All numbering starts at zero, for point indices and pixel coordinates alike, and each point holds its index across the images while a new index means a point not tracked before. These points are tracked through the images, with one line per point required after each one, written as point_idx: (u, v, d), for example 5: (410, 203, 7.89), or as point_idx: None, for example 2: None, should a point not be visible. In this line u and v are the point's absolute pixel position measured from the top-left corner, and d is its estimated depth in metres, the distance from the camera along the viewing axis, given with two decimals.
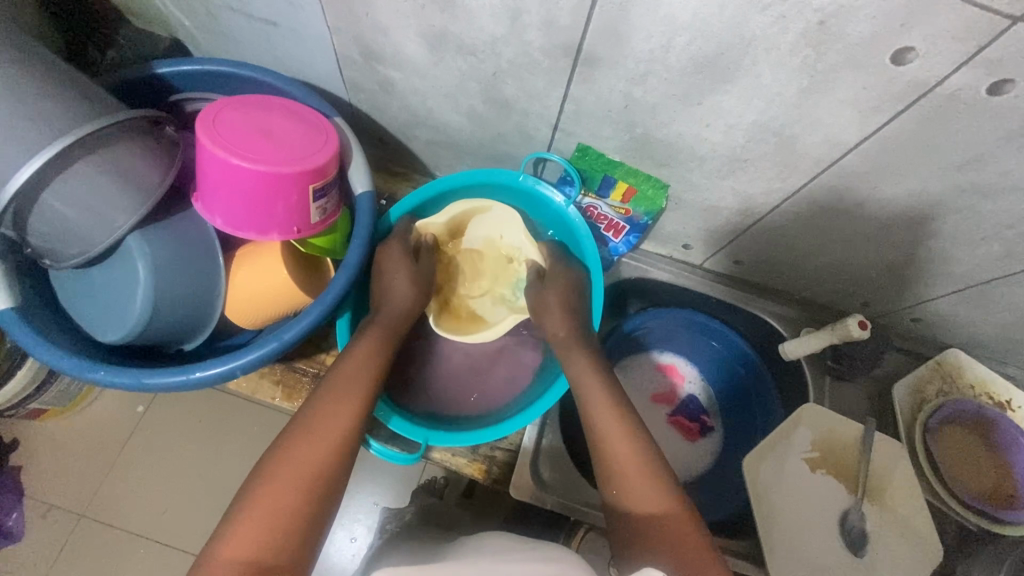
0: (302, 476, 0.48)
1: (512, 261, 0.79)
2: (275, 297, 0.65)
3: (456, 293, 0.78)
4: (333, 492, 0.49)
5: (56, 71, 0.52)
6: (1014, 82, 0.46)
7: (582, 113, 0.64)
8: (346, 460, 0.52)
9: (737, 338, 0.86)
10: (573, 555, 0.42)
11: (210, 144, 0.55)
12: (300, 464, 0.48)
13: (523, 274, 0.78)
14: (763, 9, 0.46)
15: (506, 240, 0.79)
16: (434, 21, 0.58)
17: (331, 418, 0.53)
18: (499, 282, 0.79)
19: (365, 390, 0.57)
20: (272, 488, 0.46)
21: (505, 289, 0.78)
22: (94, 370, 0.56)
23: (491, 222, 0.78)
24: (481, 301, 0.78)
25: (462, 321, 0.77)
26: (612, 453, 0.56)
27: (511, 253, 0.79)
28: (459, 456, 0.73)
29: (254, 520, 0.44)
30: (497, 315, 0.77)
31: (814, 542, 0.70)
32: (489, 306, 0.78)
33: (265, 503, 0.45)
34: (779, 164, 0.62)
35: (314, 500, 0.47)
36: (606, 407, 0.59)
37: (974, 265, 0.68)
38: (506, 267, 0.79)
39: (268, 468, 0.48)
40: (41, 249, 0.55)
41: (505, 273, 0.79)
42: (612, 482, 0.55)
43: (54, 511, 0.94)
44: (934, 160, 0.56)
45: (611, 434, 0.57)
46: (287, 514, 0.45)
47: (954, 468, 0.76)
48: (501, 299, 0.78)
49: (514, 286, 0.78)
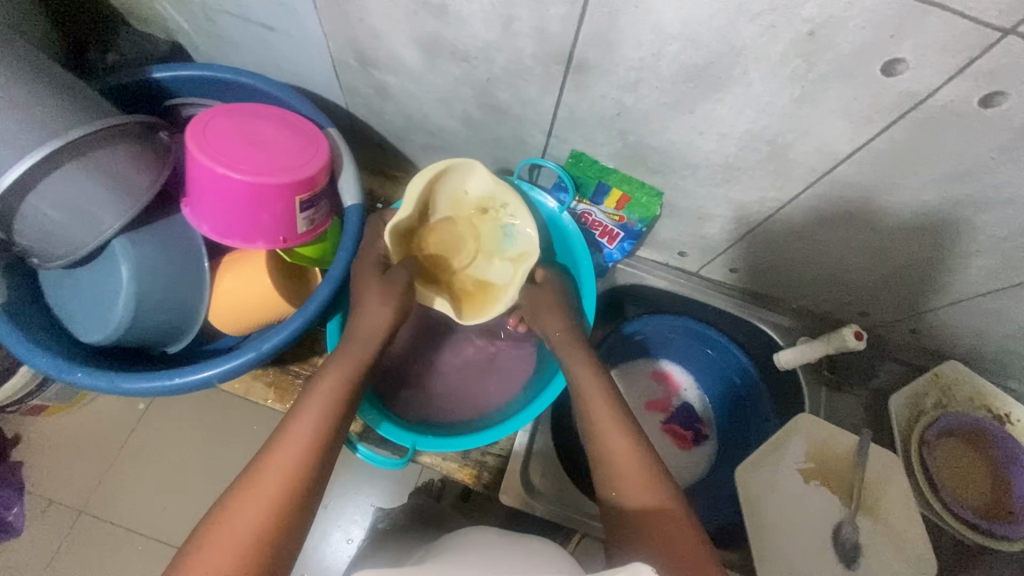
0: (273, 485, 0.47)
1: (489, 211, 0.72)
2: (262, 305, 0.65)
3: (451, 271, 0.74)
4: (308, 507, 0.48)
5: (48, 74, 0.53)
6: (1007, 94, 0.46)
7: (575, 119, 0.64)
8: (322, 471, 0.51)
9: (740, 355, 0.86)
10: (556, 560, 0.41)
11: (198, 152, 0.56)
12: (271, 476, 0.48)
13: (503, 220, 0.72)
14: (753, 18, 0.46)
15: (473, 192, 0.71)
16: (427, 27, 0.58)
17: (305, 427, 0.52)
18: (486, 238, 0.74)
19: (344, 397, 0.56)
20: (242, 503, 0.46)
21: (494, 242, 0.74)
22: (73, 371, 0.57)
23: (453, 182, 0.70)
24: (478, 265, 0.74)
25: (475, 296, 0.74)
26: (608, 452, 0.56)
27: (486, 202, 0.72)
28: (448, 460, 0.75)
29: (222, 537, 0.44)
30: (503, 272, 0.74)
31: (807, 553, 0.69)
32: (489, 267, 0.74)
33: (235, 518, 0.45)
34: (774, 173, 0.62)
35: (286, 513, 0.47)
36: (604, 409, 0.59)
37: (973, 276, 0.67)
38: (484, 219, 0.73)
39: (238, 483, 0.48)
40: (29, 248, 0.55)
41: (485, 227, 0.73)
42: (613, 486, 0.54)
43: (54, 507, 0.95)
44: (930, 171, 0.55)
45: (609, 430, 0.57)
46: (255, 528, 0.45)
47: (951, 481, 0.75)
48: (497, 253, 0.74)
49: (499, 236, 0.73)
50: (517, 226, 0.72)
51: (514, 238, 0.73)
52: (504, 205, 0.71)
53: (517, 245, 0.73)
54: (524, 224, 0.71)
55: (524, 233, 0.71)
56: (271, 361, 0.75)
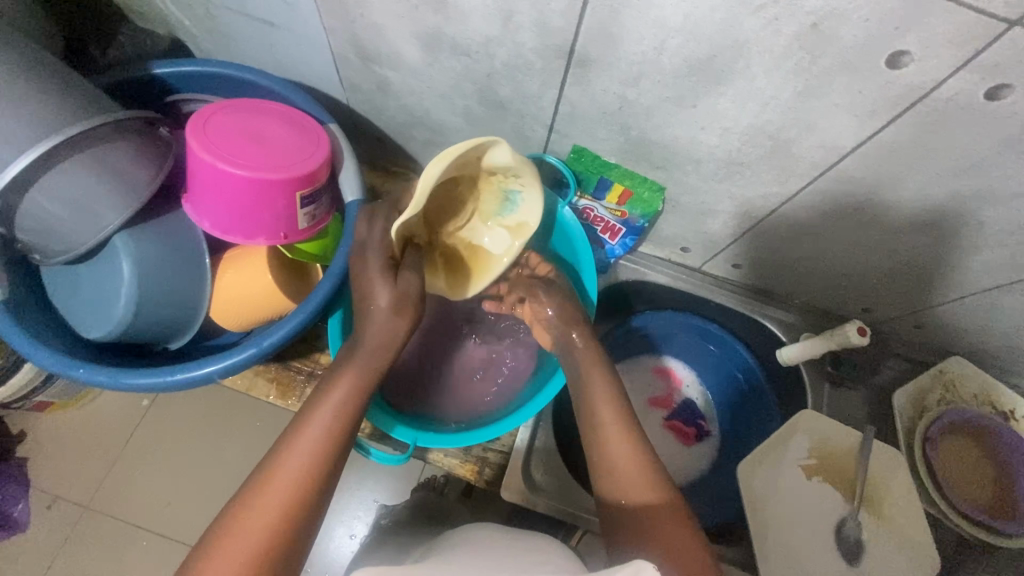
0: (272, 507, 0.46)
1: (496, 175, 0.65)
2: (257, 299, 0.65)
3: (446, 230, 0.70)
4: (308, 525, 0.47)
5: (48, 70, 0.53)
6: (1013, 87, 0.45)
7: (577, 114, 0.64)
8: (325, 487, 0.49)
9: (743, 351, 0.86)
10: (555, 557, 0.41)
11: (199, 148, 0.56)
12: (271, 498, 0.47)
13: (510, 186, 0.66)
14: (756, 11, 0.45)
15: (485, 160, 0.62)
16: (428, 22, 0.57)
17: (306, 443, 0.51)
18: (486, 198, 0.68)
19: (353, 409, 0.54)
20: (241, 525, 0.45)
21: (493, 206, 0.68)
22: (75, 367, 0.57)
23: (468, 155, 0.60)
24: (473, 227, 0.70)
25: (464, 263, 0.71)
26: (619, 464, 0.54)
27: (496, 169, 0.63)
28: (451, 456, 0.74)
29: (221, 561, 0.43)
30: (495, 239, 0.69)
31: (810, 550, 0.68)
32: (484, 231, 0.70)
33: (234, 541, 0.44)
34: (777, 168, 0.61)
35: (285, 537, 0.46)
36: (611, 420, 0.57)
37: (978, 272, 0.66)
38: (489, 180, 0.66)
39: (240, 500, 0.47)
40: (31, 245, 0.56)
41: (488, 189, 0.67)
42: (617, 485, 0.53)
43: (59, 503, 0.95)
44: (934, 165, 0.55)
45: (609, 436, 0.56)
46: (258, 548, 0.44)
47: (954, 476, 0.75)
48: (494, 217, 0.69)
49: (499, 201, 0.68)
50: (523, 194, 0.66)
51: (515, 206, 0.67)
52: (514, 174, 0.64)
53: (516, 215, 0.67)
54: (532, 196, 0.65)
55: (527, 206, 0.66)
56: (273, 358, 0.75)
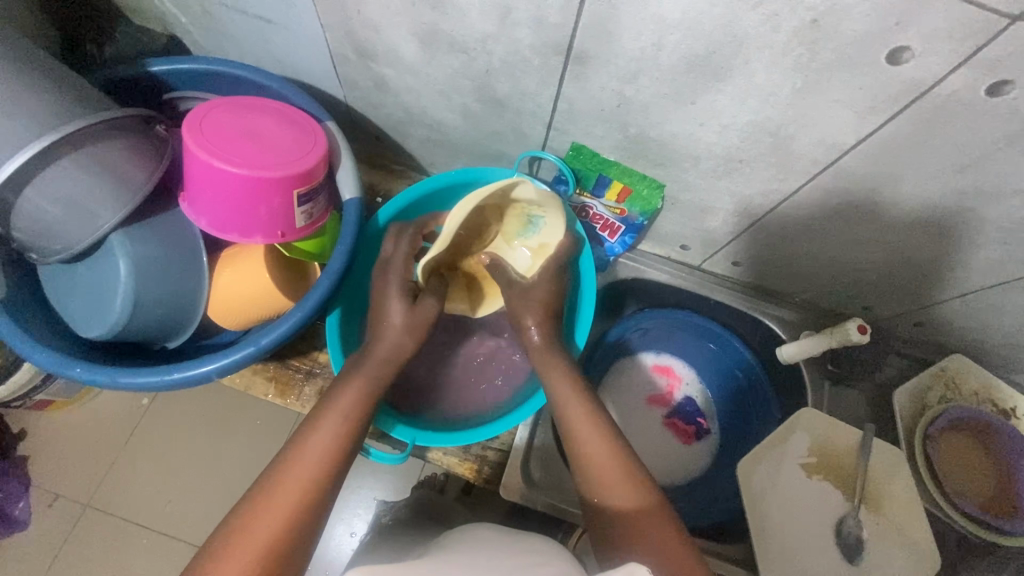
0: (286, 506, 0.46)
1: (518, 203, 0.69)
2: (255, 299, 0.65)
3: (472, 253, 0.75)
4: (314, 526, 0.47)
5: (43, 68, 0.52)
6: (1014, 83, 0.45)
7: (575, 111, 0.63)
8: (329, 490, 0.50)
9: (742, 348, 0.86)
10: (553, 557, 0.41)
11: (194, 146, 0.55)
12: (284, 497, 0.47)
13: (533, 213, 0.70)
14: (755, 6, 0.45)
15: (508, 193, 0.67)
16: (425, 18, 0.57)
17: (319, 446, 0.51)
18: (509, 221, 0.72)
19: (356, 417, 0.55)
20: (253, 522, 0.45)
21: (516, 228, 0.72)
22: (72, 367, 0.57)
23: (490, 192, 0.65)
24: (496, 246, 0.74)
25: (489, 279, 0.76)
26: (596, 462, 0.55)
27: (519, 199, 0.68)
28: (450, 455, 0.74)
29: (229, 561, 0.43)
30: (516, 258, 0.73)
31: (810, 548, 0.68)
32: (507, 250, 0.74)
33: (246, 539, 0.44)
34: (776, 165, 0.61)
35: (293, 535, 0.45)
36: (588, 423, 0.58)
37: (980, 269, 0.66)
38: (513, 207, 0.70)
39: (247, 503, 0.47)
40: (27, 243, 0.55)
41: (512, 215, 0.71)
42: (594, 486, 0.54)
43: (60, 501, 0.96)
44: (935, 162, 0.54)
45: (585, 433, 0.57)
46: (265, 549, 0.44)
47: (955, 474, 0.74)
48: (515, 237, 0.73)
49: (522, 225, 0.72)
50: (545, 219, 0.70)
51: (537, 229, 0.71)
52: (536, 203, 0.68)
53: (537, 237, 0.71)
54: (553, 222, 0.69)
55: (548, 230, 0.70)
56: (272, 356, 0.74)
